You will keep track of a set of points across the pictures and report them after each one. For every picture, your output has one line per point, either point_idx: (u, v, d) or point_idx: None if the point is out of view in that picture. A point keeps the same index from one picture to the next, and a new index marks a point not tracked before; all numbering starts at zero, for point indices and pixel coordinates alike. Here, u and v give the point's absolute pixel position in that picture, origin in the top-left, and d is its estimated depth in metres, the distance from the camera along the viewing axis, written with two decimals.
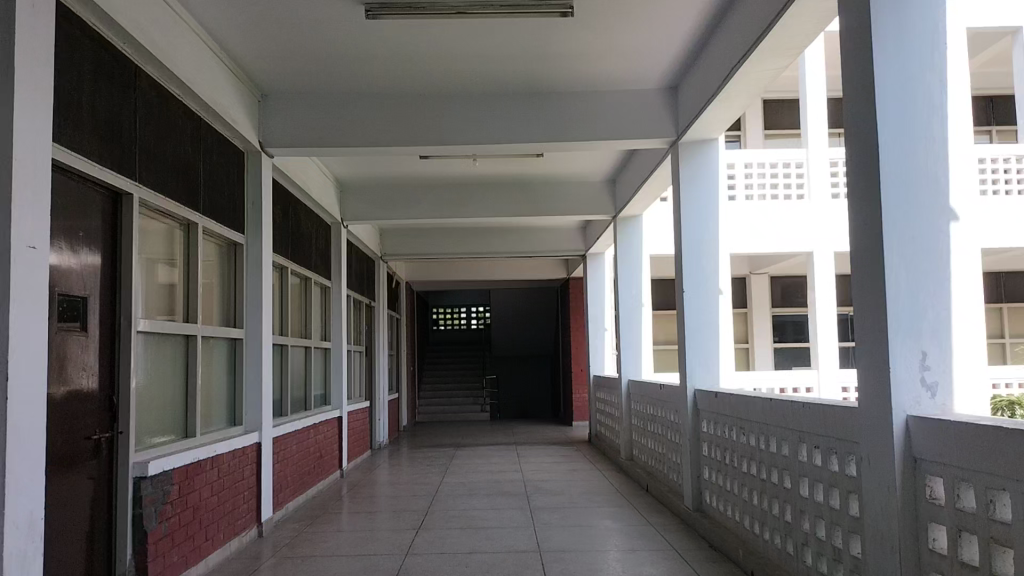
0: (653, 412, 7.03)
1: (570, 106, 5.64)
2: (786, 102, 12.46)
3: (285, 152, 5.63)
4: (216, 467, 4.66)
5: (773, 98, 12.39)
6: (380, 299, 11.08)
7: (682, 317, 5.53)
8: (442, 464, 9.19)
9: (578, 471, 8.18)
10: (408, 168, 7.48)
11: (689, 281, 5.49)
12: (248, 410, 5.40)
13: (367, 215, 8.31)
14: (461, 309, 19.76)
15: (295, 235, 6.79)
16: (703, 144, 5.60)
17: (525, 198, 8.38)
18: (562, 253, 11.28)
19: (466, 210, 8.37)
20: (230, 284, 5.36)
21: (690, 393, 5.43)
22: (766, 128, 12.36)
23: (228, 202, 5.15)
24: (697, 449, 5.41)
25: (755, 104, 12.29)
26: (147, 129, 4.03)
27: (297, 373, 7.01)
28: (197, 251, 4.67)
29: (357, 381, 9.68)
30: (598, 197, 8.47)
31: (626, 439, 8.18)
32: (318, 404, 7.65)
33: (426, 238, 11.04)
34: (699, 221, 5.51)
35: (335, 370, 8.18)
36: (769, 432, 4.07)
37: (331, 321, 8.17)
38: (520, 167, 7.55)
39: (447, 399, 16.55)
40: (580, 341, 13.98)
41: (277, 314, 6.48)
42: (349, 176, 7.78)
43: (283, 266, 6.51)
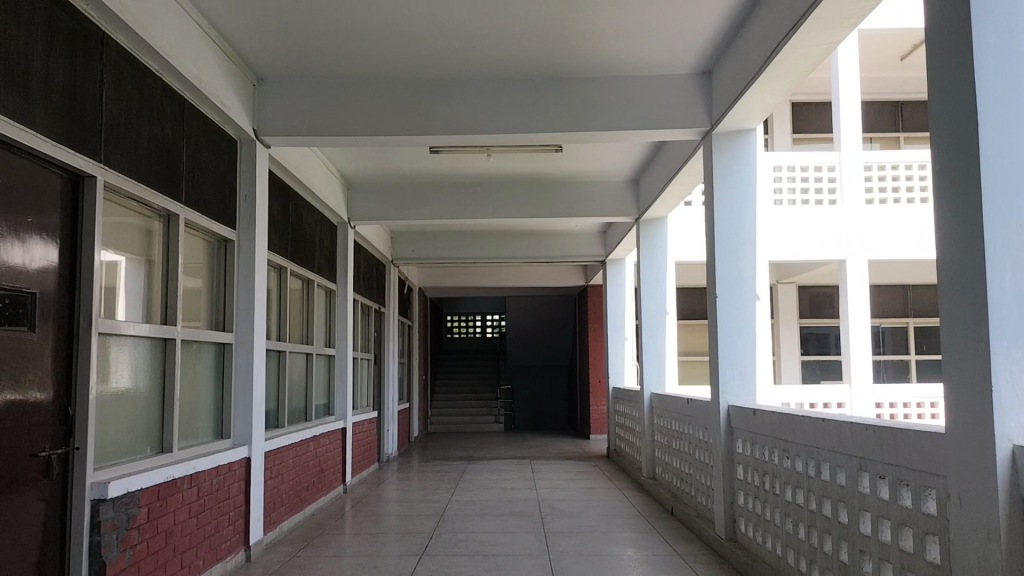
0: (679, 428, 6.50)
1: (593, 92, 5.15)
2: (816, 104, 11.92)
3: (282, 141, 5.17)
4: (195, 486, 4.19)
5: (803, 99, 11.85)
6: (391, 305, 10.63)
7: (714, 325, 5.01)
8: (452, 479, 8.70)
9: (596, 490, 7.65)
10: (418, 163, 7.02)
11: (722, 287, 4.97)
12: (237, 423, 4.94)
13: (375, 215, 7.85)
14: (475, 316, 19.29)
15: (295, 234, 6.34)
16: (739, 135, 5.09)
17: (542, 198, 7.89)
18: (581, 258, 10.78)
19: (479, 210, 7.89)
20: (220, 284, 4.90)
21: (723, 410, 4.91)
22: (794, 130, 11.82)
23: (218, 195, 4.70)
24: (731, 472, 4.88)
25: (783, 106, 11.76)
26: (118, 107, 3.58)
27: (297, 382, 6.56)
28: (178, 246, 4.21)
29: (364, 391, 9.21)
30: (619, 198, 7.96)
31: (649, 457, 7.64)
32: (319, 415, 7.18)
33: (439, 242, 10.58)
34: (735, 219, 5.00)
35: (339, 378, 7.72)
36: (821, 457, 3.55)
37: (336, 326, 7.72)
38: (536, 163, 7.06)
39: (460, 410, 16.06)
40: (598, 351, 13.46)
41: (274, 317, 6.03)
42: (356, 172, 7.33)
43: (282, 265, 6.07)
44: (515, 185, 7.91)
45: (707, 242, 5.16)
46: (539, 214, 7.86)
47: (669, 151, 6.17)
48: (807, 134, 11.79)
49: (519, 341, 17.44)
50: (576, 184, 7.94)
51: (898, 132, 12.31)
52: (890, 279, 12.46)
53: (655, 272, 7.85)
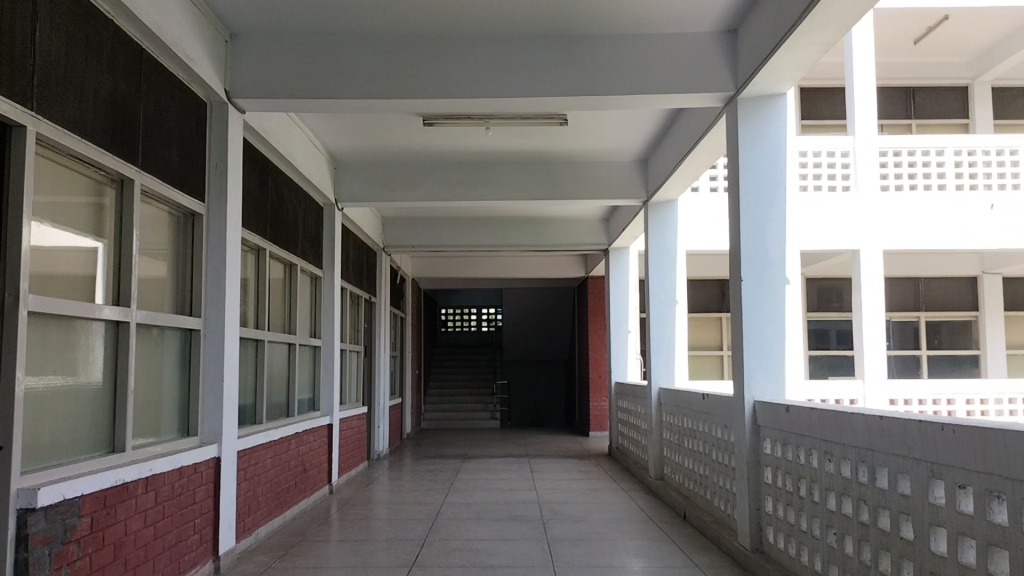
0: (692, 425, 5.99)
1: (605, 53, 4.63)
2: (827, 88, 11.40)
3: (258, 105, 4.64)
4: (151, 491, 3.67)
5: (814, 84, 11.34)
6: (382, 295, 10.12)
7: (738, 311, 4.50)
8: (446, 479, 8.19)
9: (600, 492, 7.15)
10: (410, 137, 6.48)
11: (748, 268, 4.47)
12: (205, 419, 4.41)
13: (365, 196, 7.33)
14: (471, 309, 18.78)
15: (275, 213, 5.81)
16: (769, 100, 4.56)
17: (543, 178, 7.37)
18: (582, 247, 10.26)
19: (476, 192, 7.36)
20: (186, 263, 4.37)
21: (749, 406, 4.41)
22: (805, 116, 11.31)
23: (182, 162, 4.17)
24: (757, 475, 4.38)
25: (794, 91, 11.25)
26: (58, 48, 3.04)
27: (278, 375, 6.04)
28: (133, 216, 3.68)
29: (353, 384, 8.69)
30: (625, 179, 7.44)
31: (657, 456, 7.13)
32: (303, 410, 6.67)
33: (432, 228, 10.06)
34: (761, 194, 4.50)
35: (325, 371, 7.20)
36: (878, 462, 3.05)
37: (322, 315, 7.20)
38: (537, 139, 6.53)
39: (455, 405, 15.56)
40: (598, 345, 12.96)
41: (251, 303, 5.52)
42: (343, 148, 6.80)
43: (260, 247, 5.57)
44: (514, 165, 7.38)
45: (732, 219, 4.65)
46: (540, 196, 7.34)
47: (686, 121, 5.64)
48: (817, 119, 11.26)
49: (515, 335, 16.92)
50: (580, 164, 7.42)
51: (910, 121, 11.64)
52: (901, 271, 11.96)
53: (664, 259, 7.34)
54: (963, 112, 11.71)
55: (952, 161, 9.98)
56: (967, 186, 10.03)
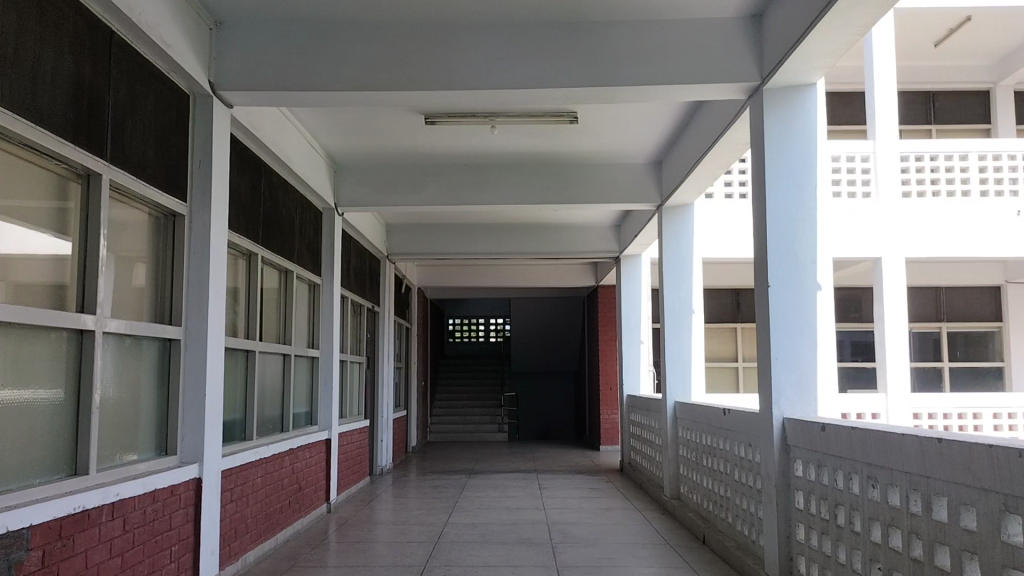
0: (712, 442, 5.61)
1: (617, 42, 4.29)
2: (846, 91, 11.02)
3: (245, 99, 4.32)
4: (116, 518, 3.31)
5: (832, 87, 10.96)
6: (386, 304, 9.77)
7: (765, 319, 4.14)
8: (451, 496, 7.82)
9: (613, 512, 6.76)
10: (412, 137, 6.14)
11: (777, 272, 4.11)
12: (184, 436, 4.05)
13: (366, 200, 6.98)
14: (479, 320, 18.43)
15: (269, 216, 5.47)
16: (798, 90, 4.21)
17: (553, 181, 7.02)
18: (593, 254, 9.89)
19: (483, 195, 7.01)
20: (165, 268, 4.03)
21: (778, 422, 4.05)
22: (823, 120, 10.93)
23: (159, 157, 3.83)
24: (788, 499, 3.99)
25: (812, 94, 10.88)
26: (8, 20, 2.70)
27: (271, 387, 5.69)
28: (100, 215, 3.34)
29: (354, 397, 8.34)
30: (638, 183, 7.08)
31: (672, 474, 6.74)
32: (299, 426, 6.32)
33: (438, 235, 9.73)
34: (789, 193, 4.14)
35: (323, 384, 6.85)
36: (935, 490, 2.66)
37: (320, 324, 6.86)
38: (546, 138, 6.18)
39: (462, 418, 15.19)
40: (609, 357, 12.57)
41: (242, 311, 5.17)
42: (342, 149, 6.47)
43: (252, 252, 5.23)
44: (521, 167, 7.04)
45: (757, 220, 4.29)
46: (549, 200, 6.99)
47: (707, 117, 5.28)
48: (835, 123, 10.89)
49: (523, 346, 16.56)
50: (591, 167, 7.07)
51: (930, 126, 11.26)
52: (922, 280, 11.54)
53: (680, 266, 6.97)
54: (985, 116, 11.30)
55: (977, 166, 9.58)
56: (993, 191, 9.62)
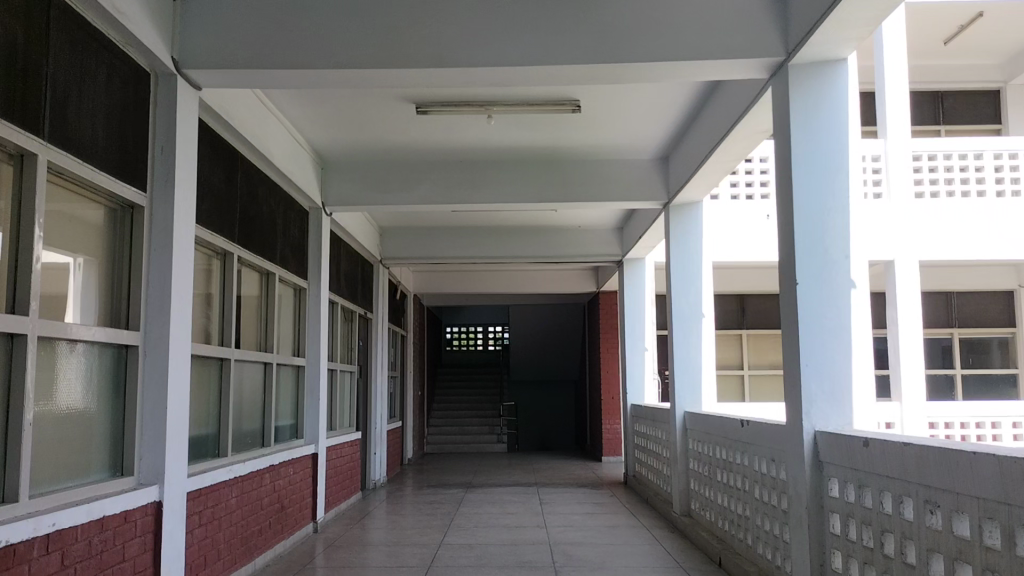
0: (727, 456, 5.17)
1: (626, 14, 3.87)
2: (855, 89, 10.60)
3: (213, 79, 3.89)
4: (52, 552, 2.87)
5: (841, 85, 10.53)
6: (379, 311, 9.33)
7: (794, 319, 3.72)
8: (447, 513, 7.36)
9: (620, 530, 6.31)
10: (402, 128, 5.72)
11: (805, 267, 3.70)
12: (142, 454, 3.62)
13: (355, 198, 6.55)
14: (476, 328, 17.99)
15: (247, 214, 5.04)
16: (828, 67, 3.79)
17: (553, 177, 6.59)
18: (594, 257, 9.46)
19: (480, 192, 6.57)
20: (120, 266, 3.60)
21: (808, 435, 3.62)
22: None
23: (112, 141, 3.41)
24: (820, 523, 3.56)
25: None
26: None
27: (251, 399, 5.25)
28: (35, 202, 2.91)
29: (344, 409, 7.88)
30: (644, 179, 6.64)
31: (682, 490, 6.29)
32: (281, 440, 5.86)
33: (432, 239, 9.30)
34: (819, 180, 3.72)
35: (308, 395, 6.39)
36: (1019, 519, 2.23)
37: (306, 331, 6.42)
38: (546, 129, 5.75)
39: (459, 429, 14.73)
40: (611, 365, 12.12)
41: (215, 315, 4.73)
42: (328, 142, 6.04)
43: (227, 251, 4.80)
44: (520, 163, 6.61)
45: (783, 211, 3.87)
46: (549, 198, 6.56)
47: (723, 102, 4.86)
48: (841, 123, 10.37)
49: (522, 354, 16.11)
50: (594, 162, 6.64)
51: (939, 126, 10.71)
52: (934, 284, 11.10)
53: (688, 267, 6.53)
54: (997, 116, 10.80)
55: (993, 166, 9.07)
56: (1012, 190, 9.19)
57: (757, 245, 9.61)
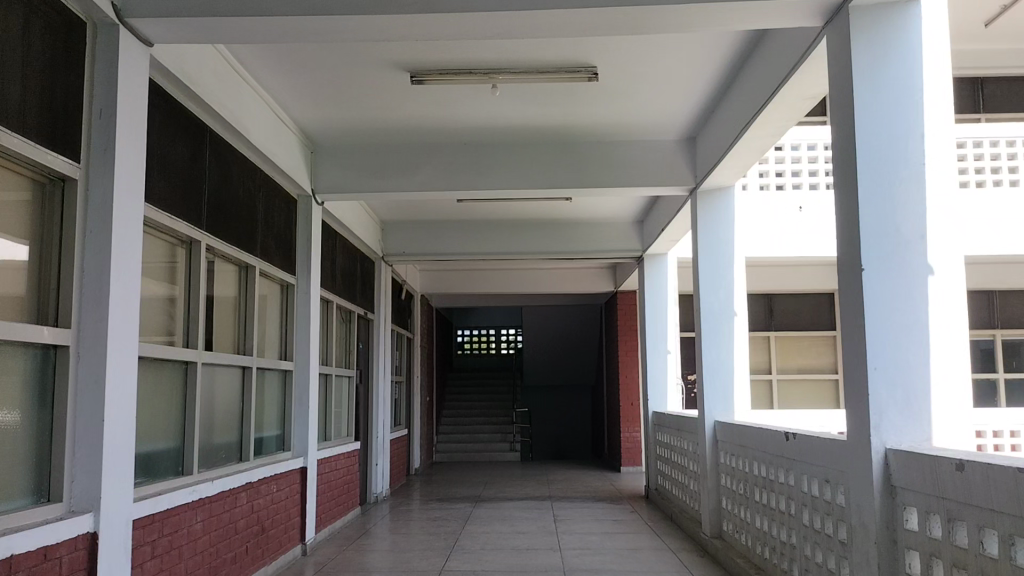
0: (767, 472, 4.50)
1: None
2: None
3: (163, 30, 3.31)
4: None
5: None
6: (383, 311, 8.73)
7: (858, 312, 3.07)
8: (452, 531, 6.74)
9: (643, 554, 5.65)
10: (398, 103, 5.11)
11: (872, 249, 3.05)
12: (74, 476, 3.01)
13: (349, 184, 5.94)
14: (490, 331, 17.37)
15: (218, 198, 4.45)
16: (896, 8, 3.14)
17: (567, 161, 5.96)
18: (612, 254, 8.78)
19: (487, 178, 5.95)
20: (46, 250, 3.00)
21: (877, 453, 2.96)
22: None
23: (35, 96, 2.81)
24: (893, 563, 2.90)
25: None
26: None
27: (224, 408, 4.65)
28: None
29: (340, 417, 7.28)
30: (669, 162, 5.98)
31: (712, 508, 5.62)
32: (263, 454, 5.26)
33: (438, 235, 8.71)
34: (887, 145, 3.09)
35: (295, 403, 5.79)
36: None
37: (294, 332, 5.82)
38: (559, 102, 5.14)
39: (471, 435, 14.12)
40: (631, 369, 11.45)
41: (176, 314, 4.12)
42: (315, 121, 5.44)
43: (194, 239, 4.21)
44: (531, 145, 5.99)
45: (843, 183, 3.23)
46: (563, 184, 5.93)
47: (765, 64, 4.20)
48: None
49: (536, 358, 15.47)
50: (612, 143, 5.99)
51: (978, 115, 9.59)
52: (974, 281, 10.35)
53: (718, 260, 5.84)
54: None
55: None
56: None
57: (792, 241, 9.00)
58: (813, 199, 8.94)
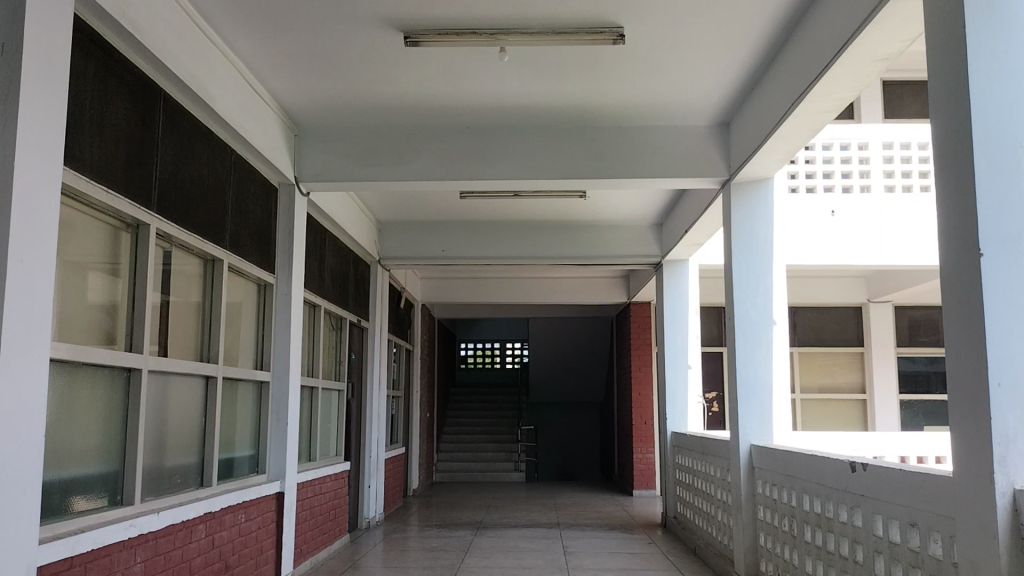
0: (824, 508, 3.76)
1: None
2: (909, 85, 8.98)
3: None
4: None
5: (896, 79, 9.02)
6: (378, 319, 8.03)
7: (972, 307, 2.38)
8: (448, 565, 6.01)
9: None
10: (390, 72, 4.44)
11: (992, 229, 2.35)
12: None
13: (337, 172, 5.27)
14: (494, 345, 16.66)
15: (174, 175, 3.77)
16: None
17: (585, 148, 5.27)
18: (628, 259, 8.08)
19: (493, 165, 5.26)
20: None
21: (1004, 495, 2.25)
22: (885, 116, 8.89)
23: None
24: None
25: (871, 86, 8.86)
26: None
27: (179, 425, 3.95)
28: None
29: (327, 434, 6.57)
30: (699, 151, 5.28)
31: (746, 545, 4.90)
32: (230, 478, 4.55)
33: (439, 237, 8.03)
34: (1009, 97, 2.39)
35: (271, 419, 5.08)
36: None
37: (272, 338, 5.12)
38: (576, 73, 4.46)
39: (474, 454, 13.37)
40: (644, 385, 10.72)
41: (118, 311, 3.43)
42: (297, 95, 4.77)
43: (142, 222, 3.52)
44: (543, 129, 5.31)
45: (944, 145, 2.54)
46: (579, 174, 5.24)
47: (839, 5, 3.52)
48: (906, 113, 8.87)
49: (543, 373, 14.75)
50: (634, 128, 5.30)
51: None
52: None
53: (754, 261, 5.13)
54: None
55: None
56: None
57: (826, 249, 8.30)
58: (846, 203, 8.27)
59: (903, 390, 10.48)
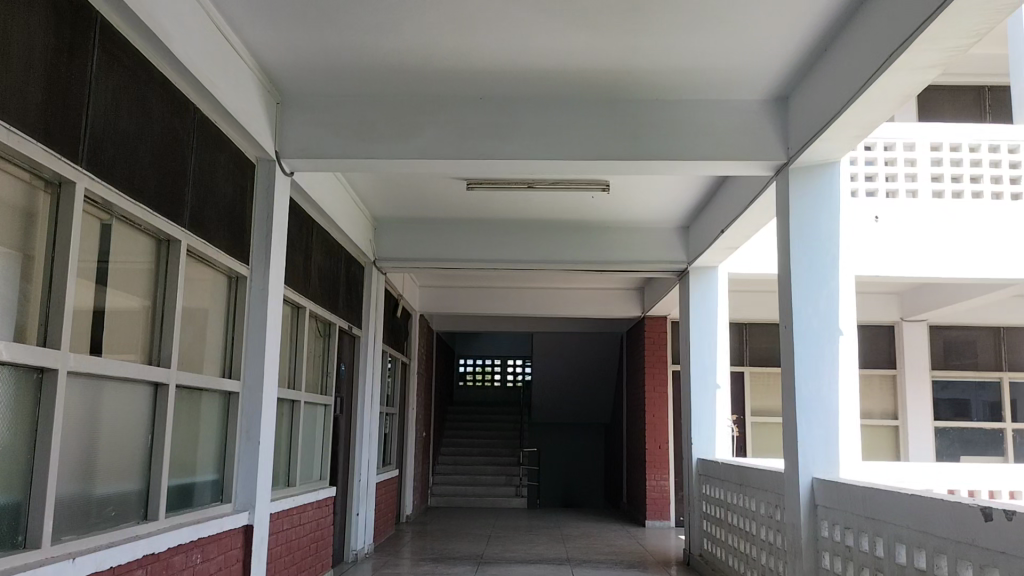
0: (934, 562, 2.94)
1: None
2: (953, 88, 8.23)
3: None
4: None
5: (942, 82, 8.25)
6: (373, 327, 7.22)
7: None
8: None
9: None
10: (392, 19, 3.68)
11: None
12: None
13: (325, 147, 4.49)
14: (495, 361, 15.85)
15: (114, 126, 2.98)
16: None
17: (616, 125, 4.51)
18: (650, 264, 7.30)
19: (509, 143, 4.49)
20: None
21: None
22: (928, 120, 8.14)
23: None
24: None
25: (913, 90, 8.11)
26: None
27: (115, 441, 3.14)
28: None
29: (311, 453, 5.75)
30: (751, 129, 4.51)
31: None
32: (183, 508, 3.72)
33: (441, 238, 7.24)
34: None
35: (241, 438, 4.24)
36: None
37: (244, 341, 4.31)
38: (615, 24, 3.71)
39: (472, 477, 12.51)
40: (659, 406, 9.88)
41: (25, 289, 2.61)
42: (279, 50, 4.00)
43: (65, 177, 2.73)
44: (567, 103, 4.54)
45: None
46: (609, 155, 4.47)
47: None
48: (949, 113, 8.13)
49: (547, 392, 13.92)
50: (675, 102, 4.53)
51: None
52: None
53: (816, 260, 4.37)
54: None
55: None
56: None
57: (871, 260, 7.54)
58: (893, 209, 7.47)
59: (939, 417, 9.68)
